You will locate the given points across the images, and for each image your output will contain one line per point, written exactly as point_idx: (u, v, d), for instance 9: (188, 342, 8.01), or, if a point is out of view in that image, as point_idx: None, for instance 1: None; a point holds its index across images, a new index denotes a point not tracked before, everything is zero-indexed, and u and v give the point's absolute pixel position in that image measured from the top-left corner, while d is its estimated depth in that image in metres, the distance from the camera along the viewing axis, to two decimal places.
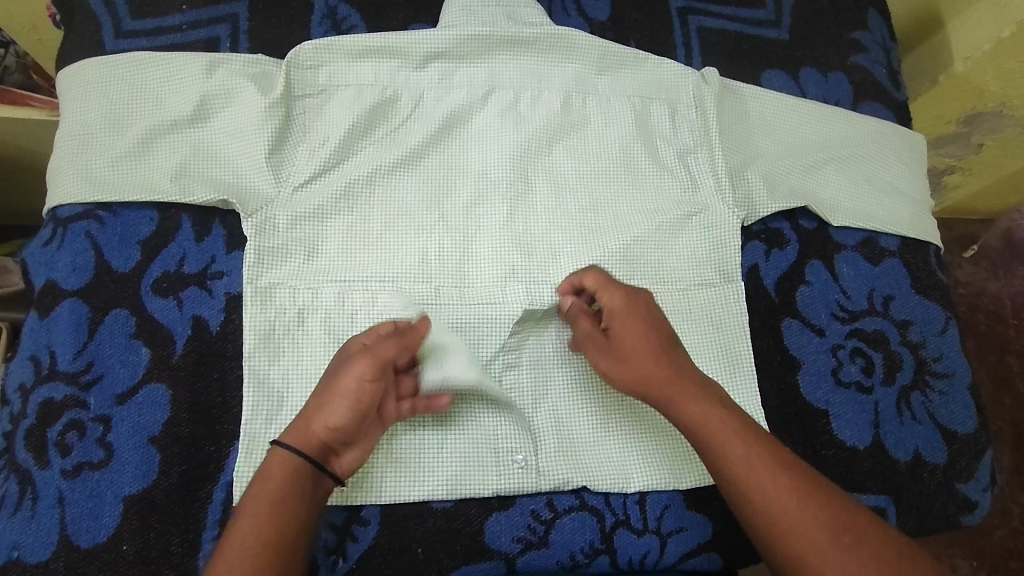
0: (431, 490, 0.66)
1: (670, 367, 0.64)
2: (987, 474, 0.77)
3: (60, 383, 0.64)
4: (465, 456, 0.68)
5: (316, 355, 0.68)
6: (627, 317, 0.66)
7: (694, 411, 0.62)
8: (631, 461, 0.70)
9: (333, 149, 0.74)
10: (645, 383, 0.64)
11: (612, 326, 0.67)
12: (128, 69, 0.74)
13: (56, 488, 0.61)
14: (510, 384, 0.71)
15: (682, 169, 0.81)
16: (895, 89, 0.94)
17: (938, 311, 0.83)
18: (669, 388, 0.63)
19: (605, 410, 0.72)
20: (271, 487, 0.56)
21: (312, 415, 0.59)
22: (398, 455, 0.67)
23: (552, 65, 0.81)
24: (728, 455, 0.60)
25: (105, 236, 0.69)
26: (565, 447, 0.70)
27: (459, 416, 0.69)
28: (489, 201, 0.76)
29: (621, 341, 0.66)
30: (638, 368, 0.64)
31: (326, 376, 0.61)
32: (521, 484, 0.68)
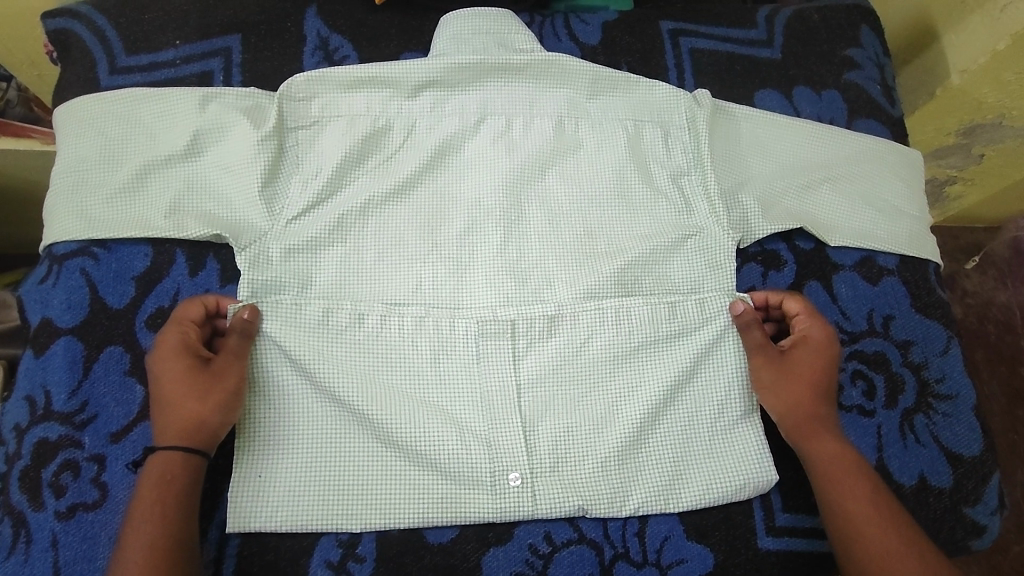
0: (423, 514, 0.66)
1: (820, 400, 0.70)
2: (995, 497, 0.76)
3: (55, 422, 0.64)
4: (460, 477, 0.68)
5: (311, 383, 0.68)
6: (817, 347, 0.72)
7: (822, 445, 0.68)
8: (639, 488, 0.69)
9: (326, 180, 0.74)
10: (795, 408, 0.70)
11: (793, 349, 0.72)
12: (123, 105, 0.74)
13: (50, 530, 0.61)
14: (506, 407, 0.70)
15: (676, 192, 0.81)
16: (891, 105, 0.93)
17: (939, 330, 0.81)
18: (805, 420, 0.70)
19: (602, 428, 0.71)
20: (156, 488, 0.59)
21: (186, 416, 0.62)
22: (382, 478, 0.67)
23: (543, 91, 0.81)
24: (841, 489, 0.65)
25: (99, 273, 0.70)
26: (564, 465, 0.69)
27: (449, 437, 0.68)
28: (484, 229, 0.76)
29: (792, 362, 0.71)
30: (796, 391, 0.70)
31: (181, 378, 0.63)
32: (518, 507, 0.67)
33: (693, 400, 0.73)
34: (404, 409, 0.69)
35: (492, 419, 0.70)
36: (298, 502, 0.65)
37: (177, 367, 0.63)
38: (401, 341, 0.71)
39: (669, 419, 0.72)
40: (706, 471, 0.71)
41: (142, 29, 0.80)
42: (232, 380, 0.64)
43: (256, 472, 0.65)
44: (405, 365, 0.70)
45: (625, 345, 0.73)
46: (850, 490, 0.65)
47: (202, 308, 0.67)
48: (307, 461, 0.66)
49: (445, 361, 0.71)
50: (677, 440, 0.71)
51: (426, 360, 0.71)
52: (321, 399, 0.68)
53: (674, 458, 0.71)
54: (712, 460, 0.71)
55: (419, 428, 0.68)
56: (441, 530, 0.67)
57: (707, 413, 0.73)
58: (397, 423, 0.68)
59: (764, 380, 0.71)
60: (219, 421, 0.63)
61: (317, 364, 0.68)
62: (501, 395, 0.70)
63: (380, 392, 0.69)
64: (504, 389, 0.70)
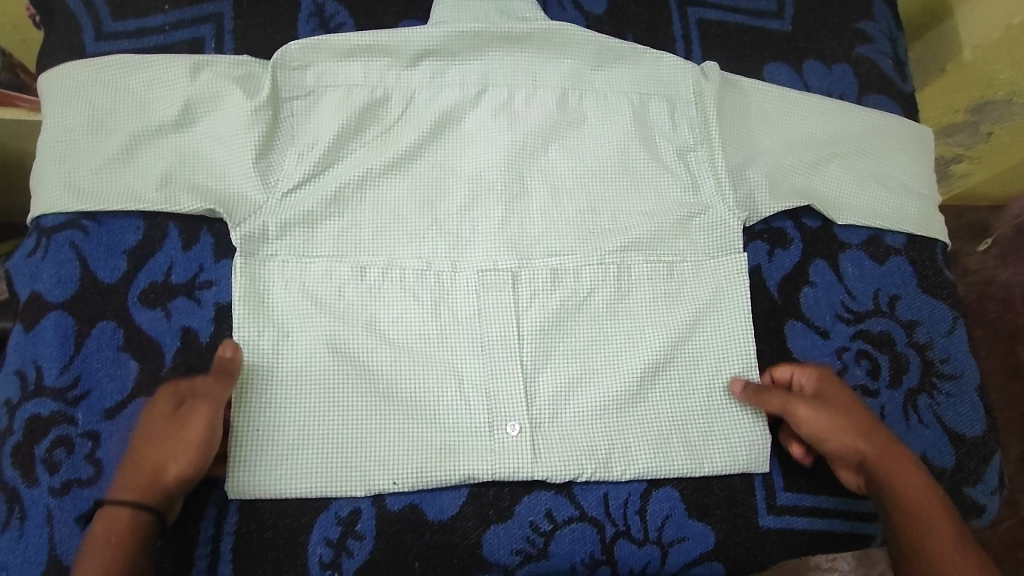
0: (423, 479, 0.65)
1: (875, 428, 0.69)
2: (996, 477, 0.76)
3: (47, 398, 0.63)
4: (459, 431, 0.68)
5: (309, 350, 0.67)
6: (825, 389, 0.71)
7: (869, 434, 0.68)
8: (642, 462, 0.69)
9: (323, 151, 0.72)
10: (862, 444, 0.68)
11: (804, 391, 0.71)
12: (111, 72, 0.71)
13: (44, 506, 0.60)
14: (507, 370, 0.69)
15: (682, 167, 0.79)
16: (902, 80, 0.91)
17: (945, 310, 0.81)
18: (881, 451, 0.68)
19: (601, 383, 0.71)
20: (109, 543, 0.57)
21: (148, 467, 0.59)
22: (382, 438, 0.66)
23: (547, 61, 0.78)
24: (932, 526, 0.63)
25: (89, 246, 0.68)
26: (565, 424, 0.69)
27: (450, 393, 0.68)
28: (485, 204, 0.74)
29: (827, 406, 0.69)
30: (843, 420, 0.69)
31: (156, 428, 0.61)
32: (517, 467, 0.67)
33: (696, 375, 0.73)
34: (402, 371, 0.68)
35: (493, 388, 0.69)
36: (298, 465, 0.64)
37: (162, 414, 0.62)
38: (402, 295, 0.70)
39: (668, 383, 0.72)
40: (709, 444, 0.71)
41: None
42: (196, 433, 0.60)
43: (252, 437, 0.64)
44: (401, 327, 0.69)
45: (625, 321, 0.73)
46: (935, 528, 0.63)
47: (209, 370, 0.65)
48: (305, 424, 0.65)
49: (445, 323, 0.70)
50: (679, 414, 0.71)
51: (424, 322, 0.70)
52: (315, 362, 0.67)
53: (669, 420, 0.71)
54: (715, 435, 0.71)
55: (418, 390, 0.68)
56: (441, 507, 0.66)
57: (702, 377, 0.73)
58: (395, 385, 0.68)
59: (819, 432, 0.68)
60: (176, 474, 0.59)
61: (316, 325, 0.68)
62: (501, 349, 0.70)
63: (380, 353, 0.68)
64: (506, 355, 0.70)
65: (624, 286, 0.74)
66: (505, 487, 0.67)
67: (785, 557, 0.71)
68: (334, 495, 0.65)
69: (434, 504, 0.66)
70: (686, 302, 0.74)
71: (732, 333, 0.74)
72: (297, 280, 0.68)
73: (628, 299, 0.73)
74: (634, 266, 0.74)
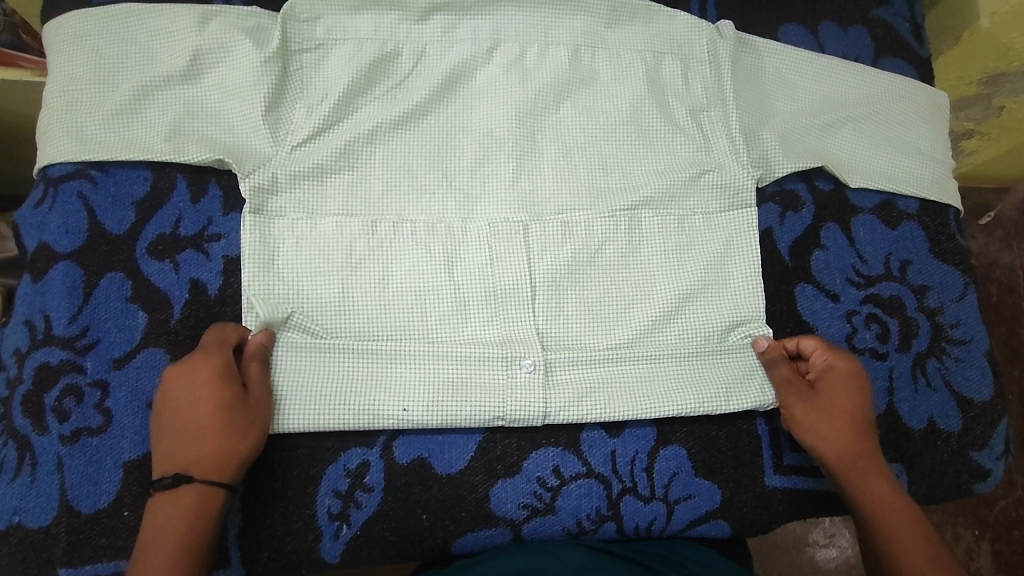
0: (441, 415, 0.65)
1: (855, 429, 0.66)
2: (1002, 442, 0.76)
3: (56, 347, 0.63)
4: (468, 367, 0.68)
5: (323, 295, 0.67)
6: (846, 378, 0.68)
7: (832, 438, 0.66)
8: (654, 403, 0.69)
9: (332, 106, 0.71)
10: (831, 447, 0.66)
11: (820, 383, 0.69)
12: (118, 21, 0.70)
13: (55, 453, 0.60)
14: (519, 319, 0.70)
15: (695, 127, 0.78)
16: (919, 44, 0.89)
17: (956, 276, 0.80)
18: (852, 461, 0.65)
19: (613, 330, 0.71)
20: (176, 525, 0.54)
21: (224, 449, 0.57)
22: (398, 375, 0.67)
23: (560, 18, 0.77)
24: (896, 536, 0.60)
25: (97, 196, 0.67)
26: (578, 370, 0.69)
27: (459, 333, 0.69)
28: (495, 161, 0.73)
29: (826, 399, 0.68)
30: (831, 421, 0.66)
31: (221, 408, 0.58)
32: (528, 416, 0.66)
33: (706, 320, 0.72)
34: (415, 312, 0.68)
35: (506, 328, 0.69)
36: (317, 398, 0.64)
37: (215, 386, 0.58)
38: (413, 250, 0.70)
39: (678, 327, 0.72)
40: (722, 392, 0.70)
41: None
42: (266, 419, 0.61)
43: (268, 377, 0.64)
44: (416, 272, 0.69)
45: (636, 278, 0.72)
46: (906, 540, 0.59)
47: (241, 333, 0.63)
48: (325, 359, 0.65)
49: (455, 277, 0.70)
50: (692, 364, 0.71)
51: (435, 275, 0.69)
52: (336, 299, 0.67)
53: (679, 363, 0.71)
54: (726, 378, 0.71)
55: (433, 329, 0.68)
56: (449, 461, 0.66)
57: (712, 321, 0.72)
58: (414, 325, 0.68)
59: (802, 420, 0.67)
60: (250, 447, 0.59)
61: (328, 268, 0.67)
62: (514, 297, 0.70)
63: (393, 295, 0.68)
64: (517, 310, 0.70)
65: (634, 246, 0.73)
66: (514, 442, 0.67)
67: (790, 518, 0.71)
68: (343, 447, 0.65)
69: (442, 458, 0.66)
70: (697, 262, 0.74)
71: (742, 285, 0.74)
72: (307, 233, 0.68)
73: (638, 258, 0.73)
74: (645, 224, 0.74)
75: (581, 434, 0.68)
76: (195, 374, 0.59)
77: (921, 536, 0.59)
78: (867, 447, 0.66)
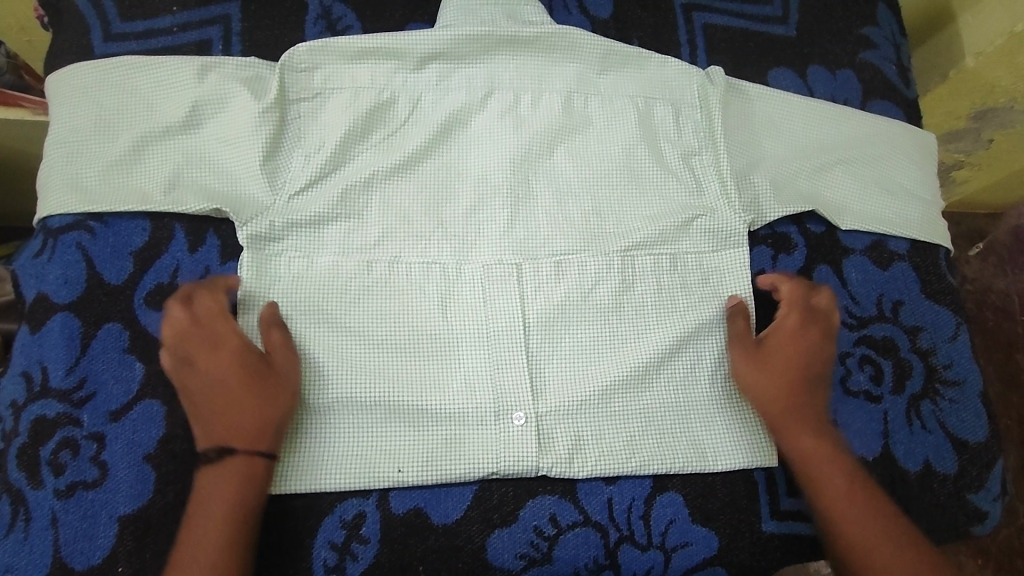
0: (436, 474, 0.66)
1: (789, 381, 0.69)
2: (998, 484, 0.76)
3: (52, 400, 0.63)
4: (462, 422, 0.68)
5: (318, 346, 0.67)
6: (790, 334, 0.71)
7: (762, 392, 0.69)
8: (647, 456, 0.69)
9: (329, 154, 0.72)
10: (763, 401, 0.69)
11: (770, 341, 0.71)
12: (118, 73, 0.71)
13: (49, 508, 0.60)
14: (514, 366, 0.70)
15: (686, 171, 0.79)
16: (905, 86, 0.92)
17: (948, 316, 0.81)
18: (785, 415, 0.68)
19: (608, 377, 0.71)
20: (229, 498, 0.59)
21: (263, 420, 0.61)
22: (393, 431, 0.67)
23: (553, 65, 0.79)
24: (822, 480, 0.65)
25: (95, 248, 0.68)
26: (572, 418, 0.70)
27: (454, 386, 0.69)
28: (491, 208, 0.74)
29: (772, 354, 0.70)
30: (772, 384, 0.69)
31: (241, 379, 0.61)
32: (522, 466, 0.67)
33: (701, 365, 0.73)
34: (411, 364, 0.68)
35: (500, 380, 0.69)
36: (306, 455, 0.65)
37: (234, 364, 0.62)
38: (409, 297, 0.70)
39: (675, 372, 0.72)
40: (713, 433, 0.71)
41: None
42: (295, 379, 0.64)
43: None
44: (401, 321, 0.69)
45: (630, 321, 0.73)
46: (824, 475, 0.65)
47: (215, 298, 0.65)
48: (311, 412, 0.66)
49: (454, 323, 0.70)
50: (682, 407, 0.72)
51: (431, 321, 0.70)
52: (322, 350, 0.67)
53: (676, 412, 0.71)
54: (722, 427, 0.72)
55: (424, 382, 0.68)
56: (445, 511, 0.66)
57: (709, 366, 0.73)
58: (400, 379, 0.68)
59: (737, 376, 0.71)
60: (284, 414, 0.62)
61: (324, 321, 0.68)
62: (508, 345, 0.70)
63: (389, 347, 0.69)
64: (512, 356, 0.70)
65: (628, 289, 0.74)
66: (510, 491, 0.67)
67: (789, 563, 0.71)
68: (340, 497, 0.65)
69: (439, 507, 0.66)
70: (691, 305, 0.75)
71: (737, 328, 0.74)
72: (303, 282, 0.69)
73: (632, 301, 0.74)
74: (638, 267, 0.75)
75: (577, 481, 0.68)
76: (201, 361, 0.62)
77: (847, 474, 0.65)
78: (799, 400, 0.68)
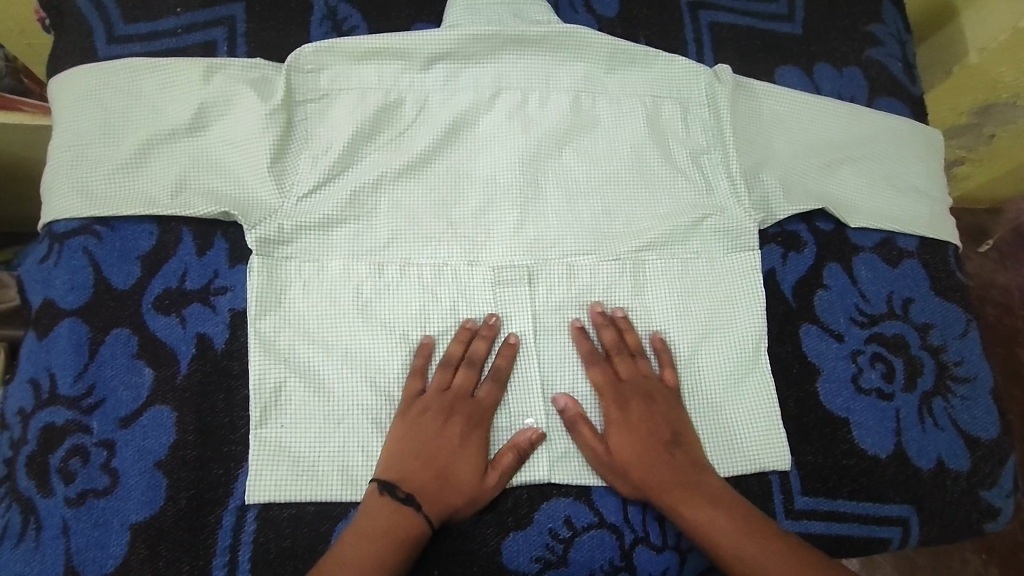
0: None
1: (673, 463, 0.65)
2: (1010, 480, 0.76)
3: (61, 407, 0.62)
4: None
5: (329, 351, 0.67)
6: (629, 432, 0.66)
7: (650, 472, 0.64)
8: None
9: (338, 156, 0.71)
10: (645, 486, 0.65)
11: (614, 442, 0.66)
12: (123, 75, 0.71)
13: (60, 517, 0.59)
14: (526, 369, 0.69)
15: (695, 170, 0.79)
16: (911, 83, 0.92)
17: (958, 313, 0.81)
18: (660, 484, 0.64)
19: None
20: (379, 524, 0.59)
21: (440, 498, 0.61)
22: None
23: (560, 65, 0.78)
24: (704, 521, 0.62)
25: (102, 253, 0.67)
26: None
27: None
28: (499, 208, 0.74)
29: (626, 454, 0.65)
30: (642, 477, 0.65)
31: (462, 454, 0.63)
32: (534, 469, 0.67)
33: (741, 344, 0.74)
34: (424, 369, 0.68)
35: (513, 383, 0.69)
36: (318, 463, 0.64)
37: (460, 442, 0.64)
38: (420, 300, 0.69)
39: (720, 351, 0.73)
40: (727, 429, 0.71)
41: None
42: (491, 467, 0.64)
43: (271, 441, 0.63)
44: (414, 325, 0.69)
45: (640, 321, 0.73)
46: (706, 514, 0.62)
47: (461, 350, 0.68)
48: (323, 421, 0.65)
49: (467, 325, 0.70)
50: (731, 385, 0.72)
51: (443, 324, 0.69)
52: (333, 358, 0.66)
53: (723, 392, 0.72)
54: (767, 407, 0.72)
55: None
56: None
57: (746, 346, 0.74)
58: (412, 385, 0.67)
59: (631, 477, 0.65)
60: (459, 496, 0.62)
61: (332, 327, 0.67)
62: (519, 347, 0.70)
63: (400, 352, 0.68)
64: (524, 356, 0.70)
65: (639, 290, 0.74)
66: (524, 494, 0.67)
67: None
68: (352, 502, 0.64)
69: None
70: (701, 303, 0.74)
71: (751, 318, 0.75)
72: (313, 286, 0.68)
73: (643, 301, 0.73)
74: (650, 266, 0.74)
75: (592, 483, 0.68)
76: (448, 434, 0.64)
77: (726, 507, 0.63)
78: (683, 470, 0.65)
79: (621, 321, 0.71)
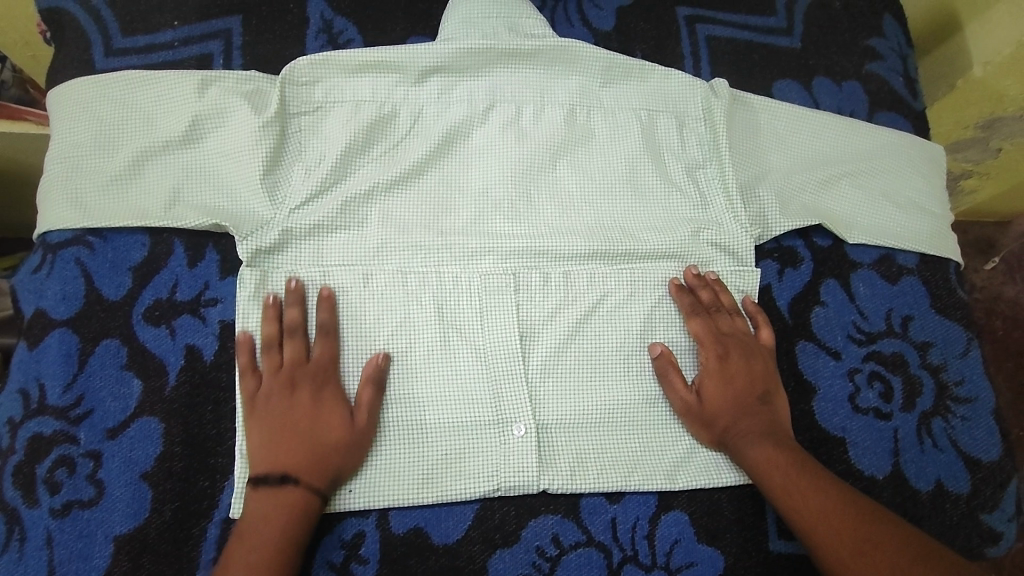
0: (435, 491, 0.65)
1: (760, 415, 0.68)
2: (1012, 504, 0.74)
3: (50, 417, 0.62)
4: (464, 434, 0.67)
5: None
6: (718, 377, 0.69)
7: (745, 431, 0.67)
8: (651, 474, 0.68)
9: (330, 167, 0.71)
10: (728, 437, 0.67)
11: (704, 389, 0.69)
12: (119, 87, 0.71)
13: (44, 527, 0.59)
14: (515, 379, 0.69)
15: (691, 185, 0.78)
16: (913, 98, 0.91)
17: (959, 332, 0.79)
18: (745, 438, 0.66)
19: (616, 387, 0.71)
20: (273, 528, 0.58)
21: (315, 461, 0.61)
22: (396, 448, 0.65)
23: (556, 78, 0.78)
24: (789, 489, 0.62)
25: (95, 263, 0.67)
26: (571, 432, 0.69)
27: (456, 399, 0.68)
28: (492, 220, 0.74)
29: (714, 401, 0.68)
30: (726, 420, 0.68)
31: (320, 416, 0.62)
32: (523, 482, 0.66)
33: None
34: (434, 374, 0.68)
35: (499, 393, 0.68)
36: None
37: (322, 412, 0.62)
38: (409, 311, 0.69)
39: None
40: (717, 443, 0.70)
41: (140, 9, 0.77)
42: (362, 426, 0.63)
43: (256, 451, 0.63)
44: (407, 339, 0.68)
45: (632, 337, 0.72)
46: (796, 485, 0.62)
47: (299, 313, 0.65)
48: None
49: (460, 337, 0.69)
50: None
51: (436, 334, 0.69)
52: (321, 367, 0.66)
53: None
54: None
55: (453, 389, 0.68)
56: (446, 531, 0.64)
57: None
58: (410, 393, 0.67)
59: (719, 421, 0.68)
60: (339, 457, 0.62)
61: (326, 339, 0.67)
62: (507, 358, 0.69)
63: (402, 363, 0.68)
64: (511, 367, 0.69)
65: (634, 301, 0.73)
66: (512, 510, 0.66)
67: None
68: (338, 516, 0.64)
69: (439, 527, 0.64)
70: None
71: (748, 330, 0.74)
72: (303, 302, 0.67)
73: (636, 315, 0.73)
74: (646, 282, 0.74)
75: (580, 500, 0.67)
76: (295, 405, 0.62)
77: (814, 477, 0.62)
78: (764, 425, 0.67)
79: (714, 282, 0.74)
